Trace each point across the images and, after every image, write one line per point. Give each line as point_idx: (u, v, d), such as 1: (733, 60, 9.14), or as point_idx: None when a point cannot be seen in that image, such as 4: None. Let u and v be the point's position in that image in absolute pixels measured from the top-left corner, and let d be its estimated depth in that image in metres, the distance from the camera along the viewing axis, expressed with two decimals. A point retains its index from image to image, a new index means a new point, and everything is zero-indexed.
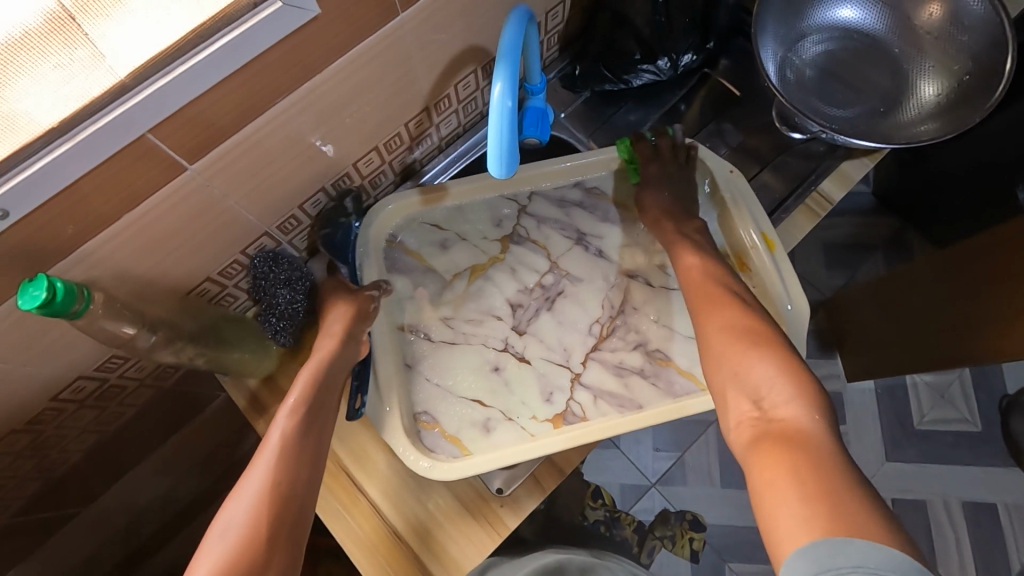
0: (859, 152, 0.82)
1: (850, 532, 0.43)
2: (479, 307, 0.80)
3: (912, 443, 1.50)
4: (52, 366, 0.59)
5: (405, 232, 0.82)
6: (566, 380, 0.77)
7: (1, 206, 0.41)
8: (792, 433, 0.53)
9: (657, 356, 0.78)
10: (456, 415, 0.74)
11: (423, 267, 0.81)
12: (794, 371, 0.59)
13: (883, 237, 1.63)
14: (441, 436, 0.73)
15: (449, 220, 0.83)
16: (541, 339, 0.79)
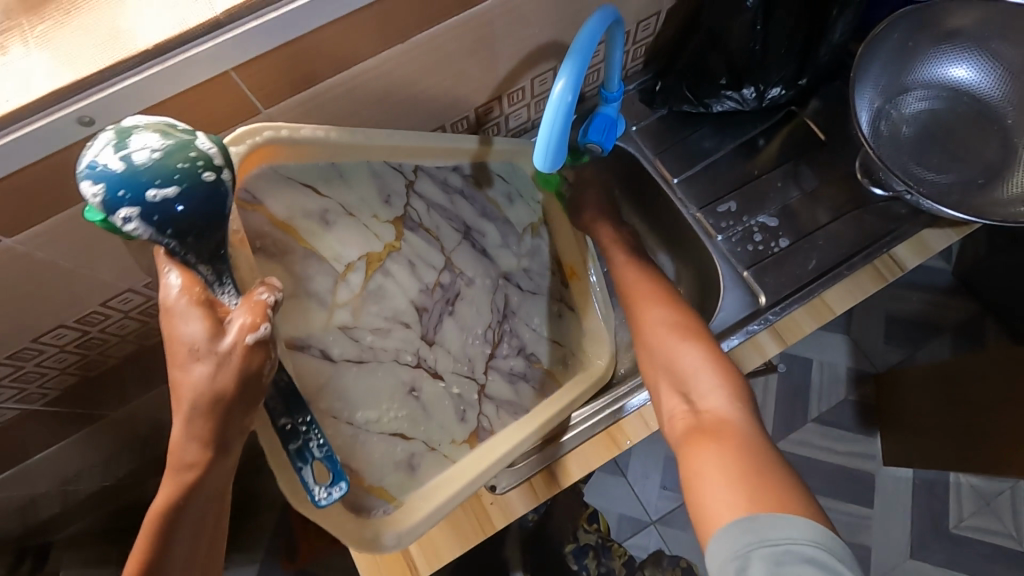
0: (944, 221, 0.75)
1: (750, 502, 0.46)
2: (382, 312, 0.59)
3: (942, 546, 1.39)
4: (105, 273, 0.62)
5: (267, 189, 0.50)
6: (474, 394, 0.68)
7: (87, 113, 0.44)
8: (719, 422, 0.55)
9: (532, 358, 0.74)
10: (377, 459, 0.60)
11: (304, 252, 0.53)
12: (722, 364, 0.61)
13: (957, 322, 1.51)
14: (366, 489, 0.60)
15: (328, 178, 0.55)
16: (447, 350, 0.65)
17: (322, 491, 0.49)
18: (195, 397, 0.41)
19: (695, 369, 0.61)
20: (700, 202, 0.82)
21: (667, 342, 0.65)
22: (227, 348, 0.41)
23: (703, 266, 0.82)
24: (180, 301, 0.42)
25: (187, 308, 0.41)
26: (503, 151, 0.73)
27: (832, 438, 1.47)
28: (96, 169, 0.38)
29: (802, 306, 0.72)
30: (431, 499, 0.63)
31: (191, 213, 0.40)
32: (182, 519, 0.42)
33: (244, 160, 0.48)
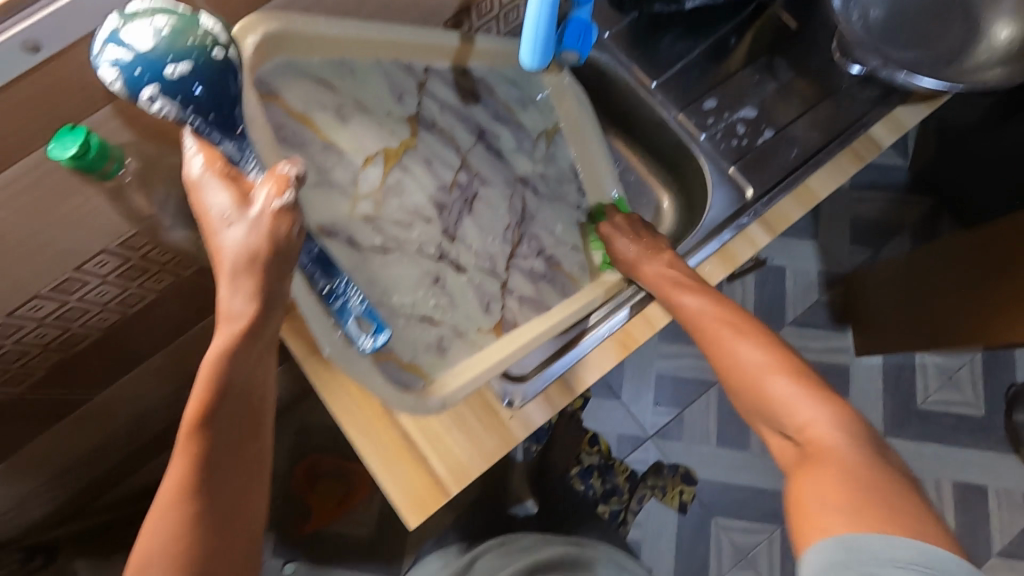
0: (915, 97, 0.77)
1: (868, 529, 0.45)
2: (403, 205, 0.62)
3: (912, 422, 1.51)
4: (74, 235, 0.58)
5: (282, 83, 0.53)
6: (497, 287, 0.70)
7: (33, 38, 0.40)
8: (830, 459, 0.50)
9: (551, 261, 0.76)
10: (409, 339, 0.63)
11: (323, 144, 0.56)
12: (818, 391, 0.55)
13: (915, 216, 1.59)
14: (397, 366, 0.62)
15: (338, 75, 0.57)
16: (468, 245, 0.68)
17: (367, 339, 0.57)
18: (231, 261, 0.43)
19: (788, 399, 0.55)
20: (681, 105, 0.81)
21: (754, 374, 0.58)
22: (256, 213, 0.43)
23: (689, 170, 0.82)
24: (205, 173, 0.44)
25: (214, 180, 0.44)
26: (485, 51, 0.69)
27: (809, 338, 1.55)
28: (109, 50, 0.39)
29: (787, 195, 0.74)
30: (461, 376, 0.65)
31: (207, 93, 0.43)
32: (228, 396, 0.43)
33: (257, 51, 0.49)
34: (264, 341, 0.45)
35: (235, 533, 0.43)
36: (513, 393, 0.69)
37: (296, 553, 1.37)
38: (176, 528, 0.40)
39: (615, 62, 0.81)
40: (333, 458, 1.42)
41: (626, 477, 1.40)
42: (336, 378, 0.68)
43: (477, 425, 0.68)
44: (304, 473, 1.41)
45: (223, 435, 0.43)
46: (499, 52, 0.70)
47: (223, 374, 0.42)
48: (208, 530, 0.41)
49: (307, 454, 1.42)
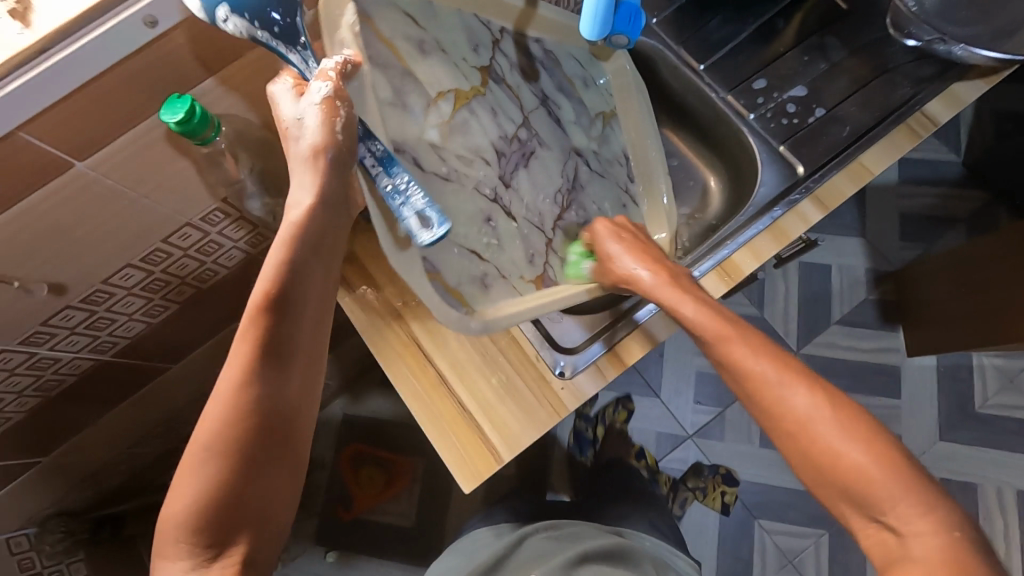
0: (973, 73, 0.76)
1: None
2: (467, 145, 0.62)
3: (969, 425, 1.44)
4: (165, 205, 0.63)
5: (375, 5, 0.51)
6: (541, 244, 0.72)
7: (152, 12, 0.44)
8: (933, 560, 0.45)
9: None
10: (456, 266, 0.60)
11: (403, 71, 0.54)
12: (895, 463, 0.48)
13: (969, 211, 1.54)
14: (444, 289, 0.58)
15: (425, 14, 0.56)
16: (520, 197, 0.69)
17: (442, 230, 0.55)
18: (300, 158, 0.47)
19: (883, 486, 0.48)
20: (729, 86, 0.82)
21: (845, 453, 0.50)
22: (309, 106, 0.46)
23: (738, 149, 0.82)
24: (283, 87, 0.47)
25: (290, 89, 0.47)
26: (546, 19, 0.68)
27: (855, 337, 1.51)
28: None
29: (840, 171, 0.74)
30: (503, 310, 0.63)
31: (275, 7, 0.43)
32: (283, 300, 0.47)
33: None
34: (319, 277, 0.49)
35: (278, 430, 0.48)
36: (564, 364, 0.71)
37: (341, 539, 1.41)
38: (230, 416, 0.46)
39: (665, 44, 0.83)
40: (377, 447, 1.46)
41: (669, 486, 1.38)
42: (394, 349, 0.71)
43: (528, 395, 0.70)
44: (348, 462, 1.45)
45: (275, 358, 0.48)
46: (557, 25, 0.70)
47: (281, 304, 0.47)
48: (255, 421, 0.47)
49: (350, 443, 1.46)
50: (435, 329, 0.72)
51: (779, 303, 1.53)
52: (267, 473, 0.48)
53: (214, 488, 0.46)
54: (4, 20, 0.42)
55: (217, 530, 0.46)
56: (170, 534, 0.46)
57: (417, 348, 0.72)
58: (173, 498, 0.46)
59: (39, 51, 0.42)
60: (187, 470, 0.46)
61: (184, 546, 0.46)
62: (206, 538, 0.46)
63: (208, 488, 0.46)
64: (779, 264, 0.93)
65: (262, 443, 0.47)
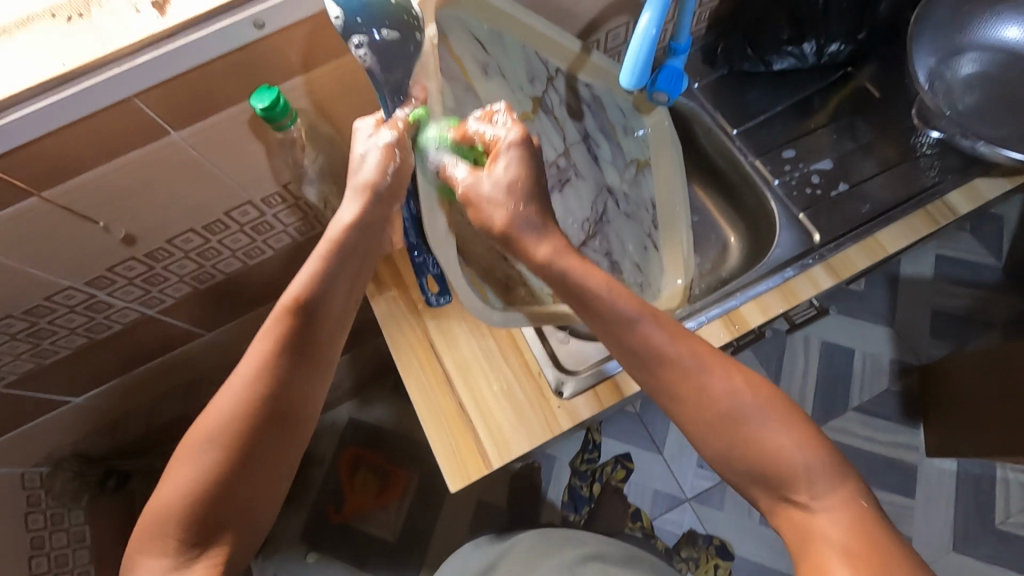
0: (997, 171, 0.79)
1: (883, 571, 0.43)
2: None
3: (988, 541, 1.37)
4: (235, 181, 0.71)
5: (451, 27, 0.59)
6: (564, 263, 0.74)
7: (262, 17, 0.53)
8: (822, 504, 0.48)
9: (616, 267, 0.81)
10: (483, 264, 0.69)
11: (465, 84, 0.61)
12: (760, 389, 0.51)
13: (1007, 317, 1.51)
14: (470, 280, 0.66)
15: (492, 44, 0.65)
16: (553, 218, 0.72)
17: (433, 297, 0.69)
18: (353, 184, 0.56)
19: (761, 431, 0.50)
20: (758, 152, 0.87)
21: (758, 429, 0.50)
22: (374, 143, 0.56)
23: (758, 209, 0.87)
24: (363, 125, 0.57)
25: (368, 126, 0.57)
26: (596, 66, 0.76)
27: (874, 428, 1.47)
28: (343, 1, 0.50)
29: (855, 244, 0.77)
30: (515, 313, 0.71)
31: (385, 51, 0.52)
32: (312, 307, 0.54)
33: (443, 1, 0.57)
34: (342, 290, 0.57)
35: (282, 429, 0.51)
36: (564, 383, 0.75)
37: (325, 539, 1.42)
38: (244, 402, 0.49)
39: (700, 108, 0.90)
40: (377, 454, 1.48)
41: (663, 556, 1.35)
42: (409, 345, 0.77)
43: (525, 407, 0.74)
44: (346, 464, 1.48)
45: (294, 356, 0.52)
46: (606, 73, 0.78)
47: (307, 307, 0.53)
48: (265, 416, 0.50)
49: (352, 445, 1.50)
50: (450, 333, 0.77)
51: (797, 377, 1.52)
52: (263, 466, 0.50)
53: (210, 479, 0.47)
54: (146, 8, 0.52)
55: (207, 520, 0.47)
56: (156, 528, 0.46)
57: (429, 348, 0.76)
58: (166, 486, 0.48)
59: (169, 35, 0.52)
60: (186, 457, 0.48)
61: (167, 542, 0.46)
62: (192, 531, 0.46)
63: (205, 473, 0.47)
64: (790, 328, 0.99)
65: (263, 435, 0.50)
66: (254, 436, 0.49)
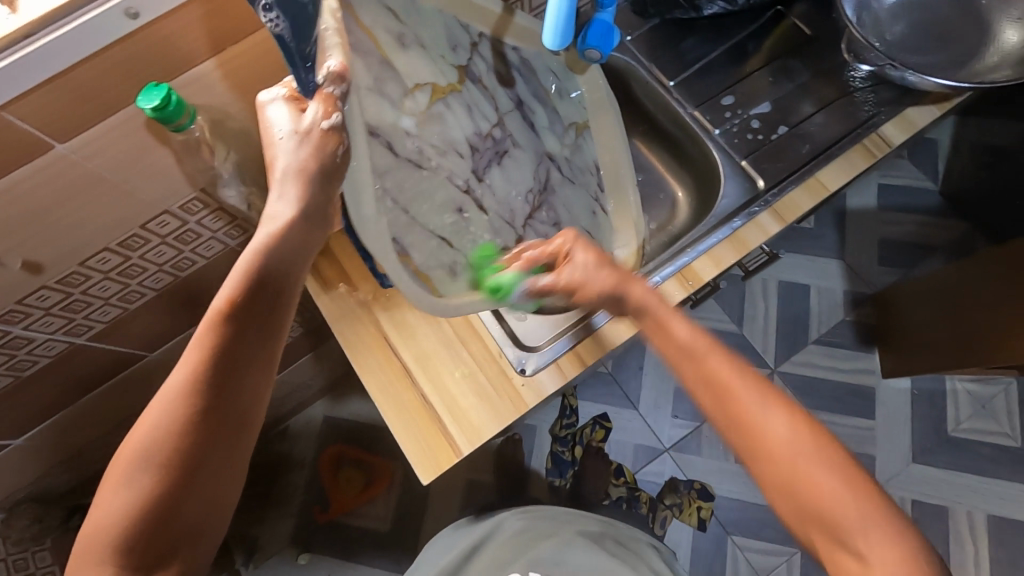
0: (927, 99, 0.80)
1: None
2: (441, 136, 0.62)
3: (944, 449, 1.46)
4: (144, 191, 0.65)
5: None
6: (512, 241, 0.72)
7: (134, 5, 0.47)
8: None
9: (567, 234, 0.80)
10: (427, 252, 0.61)
11: (381, 59, 0.54)
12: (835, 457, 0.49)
13: (949, 238, 1.57)
14: (411, 272, 0.59)
15: (405, 11, 0.56)
16: (493, 193, 0.70)
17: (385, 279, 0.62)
18: (284, 169, 0.50)
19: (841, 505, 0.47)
20: (697, 102, 0.85)
21: (831, 502, 0.47)
22: (307, 127, 0.49)
23: (702, 159, 0.86)
24: (275, 98, 0.51)
25: (280, 100, 0.50)
26: (522, 28, 0.71)
27: (833, 358, 1.53)
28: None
29: (798, 186, 0.77)
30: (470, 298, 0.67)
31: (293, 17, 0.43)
32: (245, 313, 0.48)
33: None
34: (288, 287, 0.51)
35: (221, 447, 0.47)
36: (526, 361, 0.73)
37: (313, 541, 1.40)
38: (177, 418, 0.45)
39: (630, 65, 0.87)
40: (356, 448, 1.46)
41: (648, 506, 1.38)
42: (364, 341, 0.74)
43: (490, 388, 0.72)
44: (328, 463, 1.45)
45: (232, 365, 0.47)
46: (534, 35, 0.73)
47: (244, 311, 0.48)
48: (199, 435, 0.46)
49: (333, 443, 1.47)
50: (404, 324, 0.74)
51: (758, 320, 1.56)
52: (203, 483, 0.47)
53: (143, 504, 0.45)
54: None
55: (143, 542, 0.45)
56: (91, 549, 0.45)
57: (385, 341, 0.74)
58: (100, 509, 0.45)
59: (25, 36, 0.45)
60: (117, 480, 0.45)
61: (106, 567, 0.44)
62: (132, 552, 0.45)
63: (140, 493, 0.45)
64: (745, 276, 1.00)
65: (200, 452, 0.46)
66: (188, 452, 0.46)
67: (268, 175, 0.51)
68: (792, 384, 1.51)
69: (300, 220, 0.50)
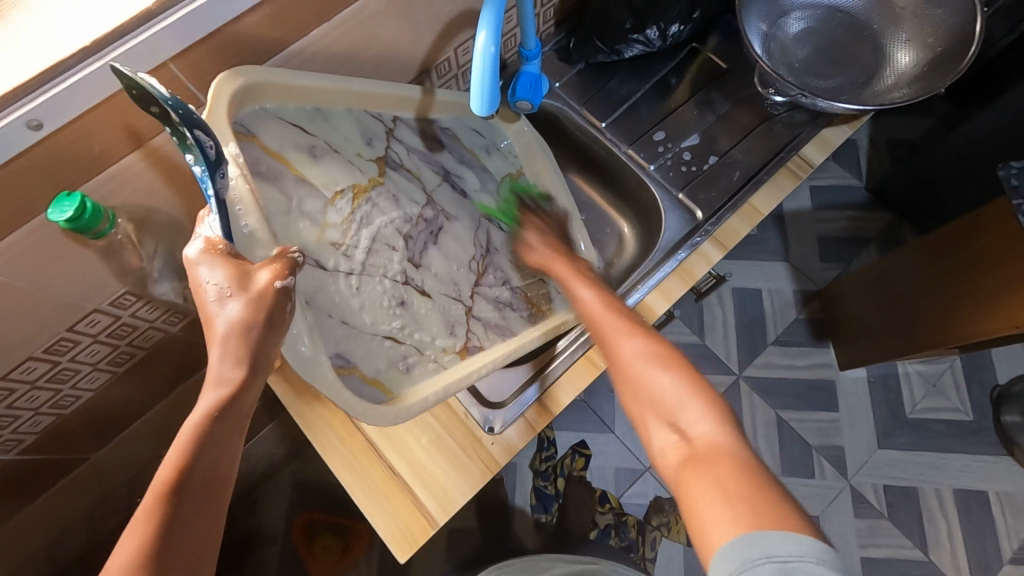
0: (838, 119, 0.85)
1: (764, 522, 0.43)
2: (370, 233, 0.63)
3: (904, 431, 1.52)
4: (67, 295, 0.61)
5: (258, 125, 0.57)
6: (462, 314, 0.72)
7: (35, 117, 0.44)
8: (710, 452, 0.50)
9: (520, 292, 0.80)
10: (374, 355, 0.63)
11: (295, 178, 0.58)
12: (687, 376, 0.57)
13: (879, 229, 1.66)
14: (362, 381, 0.61)
15: (313, 123, 0.62)
16: (433, 273, 0.70)
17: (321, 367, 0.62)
18: (227, 325, 0.47)
19: (679, 397, 0.55)
20: (630, 140, 0.88)
21: (665, 390, 0.56)
22: (256, 288, 0.48)
23: (639, 192, 0.88)
24: (202, 256, 0.48)
25: (208, 258, 0.48)
26: (444, 103, 0.77)
27: (791, 356, 1.58)
28: (196, 140, 0.45)
29: (733, 213, 0.80)
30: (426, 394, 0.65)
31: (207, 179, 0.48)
32: (191, 483, 0.45)
33: (235, 99, 0.53)
34: (235, 440, 0.48)
35: None
36: (494, 419, 0.72)
37: None
38: None
39: (556, 111, 0.90)
40: (329, 513, 1.38)
41: (636, 530, 1.37)
42: (322, 421, 0.71)
43: (458, 453, 0.70)
44: (301, 531, 1.37)
45: (180, 535, 0.44)
46: (456, 105, 0.78)
47: (190, 471, 0.45)
48: None
49: (304, 512, 1.39)
50: None
51: (717, 328, 1.60)
52: None
53: None
54: None
55: None
56: None
57: (345, 416, 0.71)
58: None
59: None
60: None
61: None
62: None
63: None
64: (698, 297, 1.04)
65: None
66: None
67: (206, 336, 0.48)
68: (757, 387, 1.55)
69: (247, 379, 0.48)
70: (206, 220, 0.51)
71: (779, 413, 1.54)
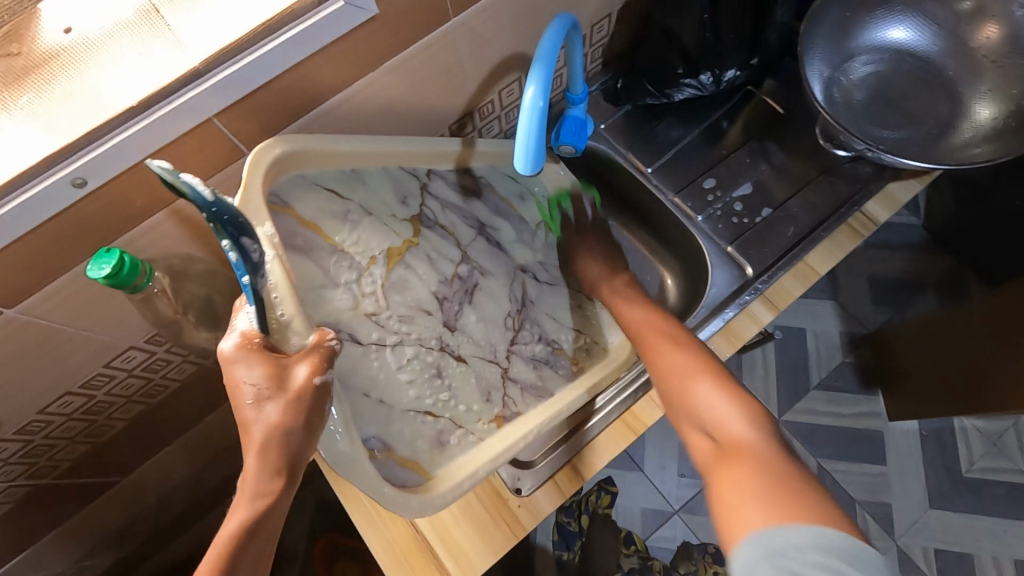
0: (907, 173, 0.79)
1: (797, 518, 0.46)
2: (405, 300, 0.64)
3: (961, 492, 1.41)
4: (105, 334, 0.62)
5: (292, 192, 0.58)
6: (498, 377, 0.70)
7: (80, 174, 0.45)
8: (743, 448, 0.54)
9: (555, 346, 0.77)
10: (409, 435, 0.62)
11: (329, 248, 0.59)
12: (730, 384, 0.62)
13: (939, 272, 1.55)
14: (398, 464, 0.60)
15: (347, 185, 0.62)
16: (470, 336, 0.69)
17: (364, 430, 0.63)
18: (264, 432, 0.47)
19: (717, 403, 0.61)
20: (678, 187, 0.85)
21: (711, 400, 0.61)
22: (293, 391, 0.48)
23: (684, 244, 0.85)
24: (235, 351, 0.48)
25: (245, 355, 0.48)
26: (485, 152, 0.75)
27: (837, 404, 1.49)
28: (237, 243, 0.45)
29: (788, 272, 0.75)
30: (460, 473, 0.63)
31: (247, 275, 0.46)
32: None
33: (271, 170, 0.54)
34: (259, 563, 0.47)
35: None
36: (522, 481, 0.69)
37: None
38: None
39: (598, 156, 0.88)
40: (348, 537, 1.36)
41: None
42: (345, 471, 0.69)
43: (480, 511, 0.68)
44: (321, 555, 1.35)
45: None
46: (498, 154, 0.77)
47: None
48: None
49: (324, 534, 1.38)
50: None
51: (757, 370, 1.52)
52: None
53: None
54: None
55: None
56: None
57: None
58: None
59: None
60: None
61: None
62: None
63: None
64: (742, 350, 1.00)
65: None
66: None
67: (244, 442, 0.48)
68: (797, 435, 1.47)
69: (283, 491, 0.48)
70: (241, 312, 0.50)
71: (822, 463, 1.45)
